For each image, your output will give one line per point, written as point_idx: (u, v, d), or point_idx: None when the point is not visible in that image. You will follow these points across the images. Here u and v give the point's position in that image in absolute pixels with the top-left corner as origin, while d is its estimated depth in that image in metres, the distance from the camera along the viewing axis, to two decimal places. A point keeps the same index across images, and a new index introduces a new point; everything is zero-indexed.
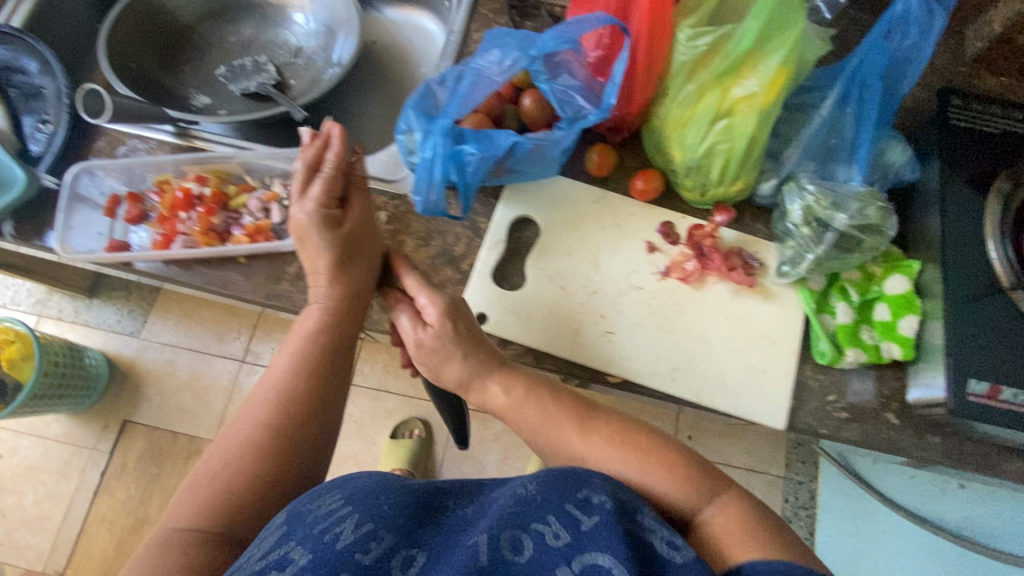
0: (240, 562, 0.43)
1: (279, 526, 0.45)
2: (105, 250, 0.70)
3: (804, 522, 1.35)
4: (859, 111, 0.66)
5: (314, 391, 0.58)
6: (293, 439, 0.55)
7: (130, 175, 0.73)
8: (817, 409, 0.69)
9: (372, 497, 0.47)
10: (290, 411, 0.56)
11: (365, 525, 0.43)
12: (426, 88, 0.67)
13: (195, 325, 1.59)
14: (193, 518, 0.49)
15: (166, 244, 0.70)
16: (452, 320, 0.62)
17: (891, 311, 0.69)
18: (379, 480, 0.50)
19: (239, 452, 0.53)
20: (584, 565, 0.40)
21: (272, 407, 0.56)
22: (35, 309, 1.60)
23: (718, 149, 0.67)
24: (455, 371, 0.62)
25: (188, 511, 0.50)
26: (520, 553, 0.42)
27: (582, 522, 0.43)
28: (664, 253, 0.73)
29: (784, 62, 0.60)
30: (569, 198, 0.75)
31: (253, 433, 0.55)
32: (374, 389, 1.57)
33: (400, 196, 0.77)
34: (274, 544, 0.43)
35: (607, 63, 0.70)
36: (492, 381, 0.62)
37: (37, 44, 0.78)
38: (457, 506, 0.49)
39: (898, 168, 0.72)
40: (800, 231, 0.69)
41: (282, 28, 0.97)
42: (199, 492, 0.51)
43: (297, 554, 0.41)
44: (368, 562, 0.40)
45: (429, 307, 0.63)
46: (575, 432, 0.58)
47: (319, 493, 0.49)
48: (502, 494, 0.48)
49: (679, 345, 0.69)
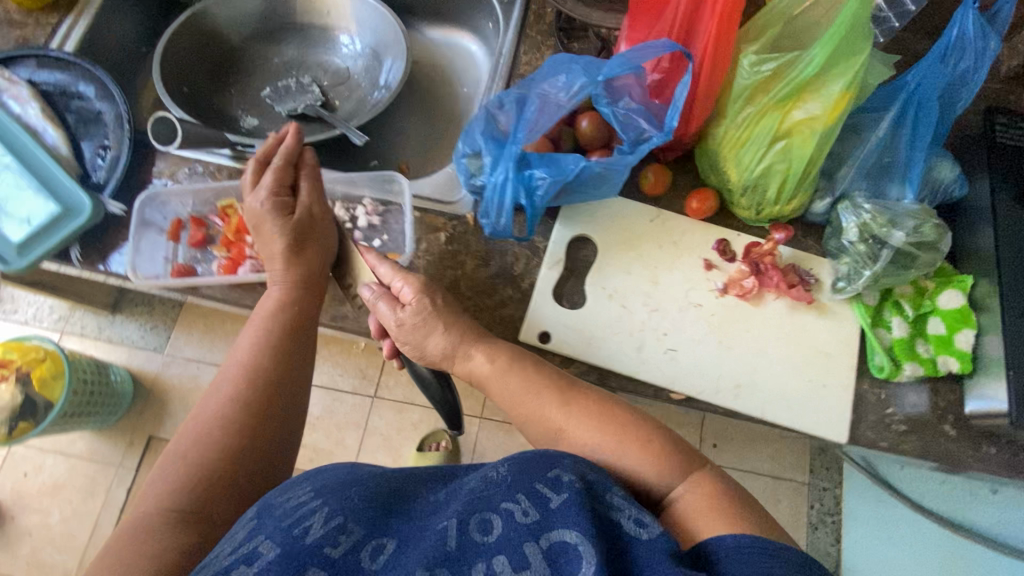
0: (211, 557, 0.45)
1: (249, 520, 0.47)
2: (172, 275, 0.70)
3: (829, 528, 1.39)
4: (913, 131, 0.69)
5: (271, 374, 0.61)
6: (250, 421, 0.58)
7: (195, 199, 0.74)
8: (876, 422, 0.70)
9: (340, 488, 0.48)
10: (251, 394, 0.59)
11: (334, 517, 0.45)
12: (488, 113, 0.70)
13: (219, 339, 1.56)
14: (169, 501, 0.52)
15: (234, 268, 0.71)
16: (430, 295, 0.64)
17: (946, 325, 0.71)
18: (347, 472, 0.52)
19: (204, 441, 0.56)
20: (552, 544, 0.41)
21: (234, 396, 0.59)
22: (58, 326, 1.55)
23: (776, 169, 0.69)
24: (441, 339, 0.63)
25: (166, 496, 0.52)
26: (488, 533, 0.43)
27: (551, 500, 0.43)
28: (722, 270, 0.74)
29: (847, 86, 0.62)
30: (625, 217, 0.76)
31: (220, 419, 0.57)
32: (399, 402, 1.55)
33: (458, 217, 0.77)
34: (247, 536, 0.45)
35: (666, 86, 0.71)
36: (475, 346, 0.63)
37: (96, 69, 0.79)
38: (426, 489, 0.51)
39: (948, 183, 0.74)
40: (855, 248, 0.71)
41: (327, 50, 0.99)
42: (176, 481, 0.53)
43: (266, 548, 0.43)
44: (336, 555, 0.42)
45: (405, 288, 0.64)
46: (554, 405, 0.58)
47: (287, 486, 0.50)
48: (471, 475, 0.50)
49: (740, 361, 0.70)
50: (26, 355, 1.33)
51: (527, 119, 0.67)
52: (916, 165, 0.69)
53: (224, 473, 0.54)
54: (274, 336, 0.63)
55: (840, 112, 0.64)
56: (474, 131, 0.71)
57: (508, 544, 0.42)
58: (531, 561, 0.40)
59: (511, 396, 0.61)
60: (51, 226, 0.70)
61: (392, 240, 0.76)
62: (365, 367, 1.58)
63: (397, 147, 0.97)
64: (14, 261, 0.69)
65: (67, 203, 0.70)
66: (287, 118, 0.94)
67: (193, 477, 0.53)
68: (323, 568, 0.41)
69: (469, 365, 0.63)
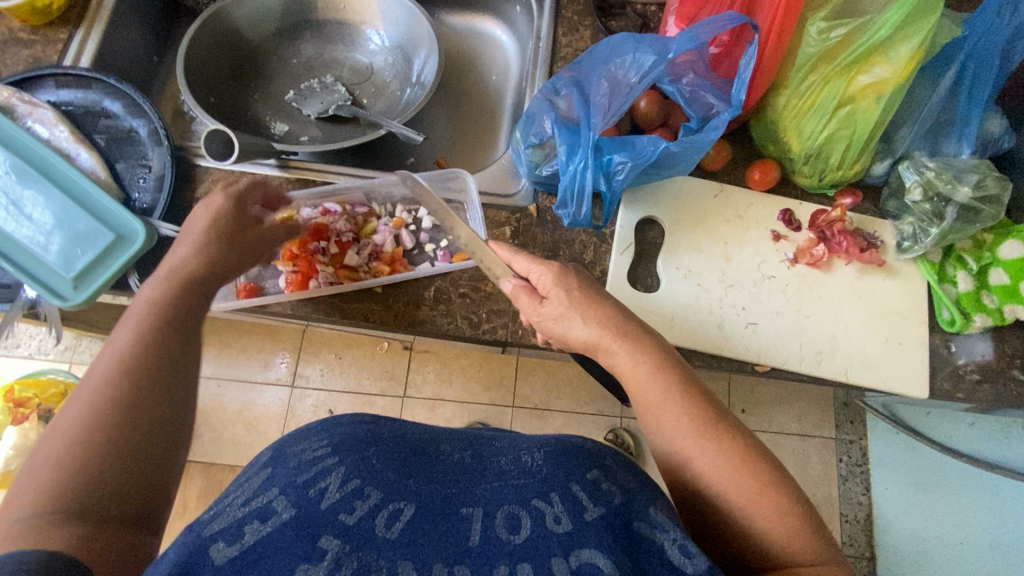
0: (214, 510, 0.39)
1: (261, 468, 0.44)
2: (241, 297, 0.70)
3: (858, 479, 1.34)
4: (972, 89, 0.69)
5: (180, 334, 0.48)
6: (159, 381, 0.45)
7: None
8: (950, 373, 0.71)
9: (359, 448, 0.46)
10: (149, 355, 0.45)
11: (352, 481, 0.42)
12: (546, 102, 0.71)
13: (236, 353, 1.38)
14: (43, 506, 0.37)
15: (304, 283, 0.70)
16: (568, 283, 0.58)
17: (1009, 275, 0.71)
18: (366, 432, 0.49)
19: (83, 426, 0.41)
20: (582, 564, 0.37)
21: (124, 359, 0.44)
22: (66, 356, 1.36)
23: (840, 136, 0.69)
24: (581, 331, 0.57)
25: (38, 494, 0.38)
26: (516, 534, 0.40)
27: (586, 512, 0.41)
28: (790, 240, 0.75)
29: (918, 47, 0.63)
30: (689, 196, 0.76)
31: (103, 389, 0.43)
32: (430, 398, 1.39)
33: (520, 210, 0.75)
34: (256, 492, 0.40)
35: (726, 58, 0.71)
36: (617, 344, 0.55)
37: (122, 84, 0.75)
38: (445, 453, 0.50)
39: (996, 137, 0.74)
40: (920, 206, 0.72)
41: (350, 47, 0.95)
42: (48, 475, 0.39)
43: (281, 506, 0.38)
44: (352, 522, 0.38)
45: (543, 277, 0.59)
46: (688, 430, 0.50)
47: (303, 436, 0.48)
48: (500, 458, 0.49)
49: (820, 328, 0.72)
50: (46, 392, 1.19)
51: (596, 103, 0.67)
52: (971, 122, 0.71)
53: (116, 458, 0.40)
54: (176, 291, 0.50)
55: (907, 73, 0.65)
56: (540, 120, 0.71)
57: (534, 551, 0.38)
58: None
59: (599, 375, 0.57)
60: (102, 256, 0.67)
61: (458, 238, 0.75)
62: (391, 368, 1.41)
63: (431, 143, 0.93)
64: (72, 296, 0.66)
65: (120, 230, 0.67)
66: (318, 122, 0.91)
67: (69, 472, 0.39)
68: (338, 536, 0.37)
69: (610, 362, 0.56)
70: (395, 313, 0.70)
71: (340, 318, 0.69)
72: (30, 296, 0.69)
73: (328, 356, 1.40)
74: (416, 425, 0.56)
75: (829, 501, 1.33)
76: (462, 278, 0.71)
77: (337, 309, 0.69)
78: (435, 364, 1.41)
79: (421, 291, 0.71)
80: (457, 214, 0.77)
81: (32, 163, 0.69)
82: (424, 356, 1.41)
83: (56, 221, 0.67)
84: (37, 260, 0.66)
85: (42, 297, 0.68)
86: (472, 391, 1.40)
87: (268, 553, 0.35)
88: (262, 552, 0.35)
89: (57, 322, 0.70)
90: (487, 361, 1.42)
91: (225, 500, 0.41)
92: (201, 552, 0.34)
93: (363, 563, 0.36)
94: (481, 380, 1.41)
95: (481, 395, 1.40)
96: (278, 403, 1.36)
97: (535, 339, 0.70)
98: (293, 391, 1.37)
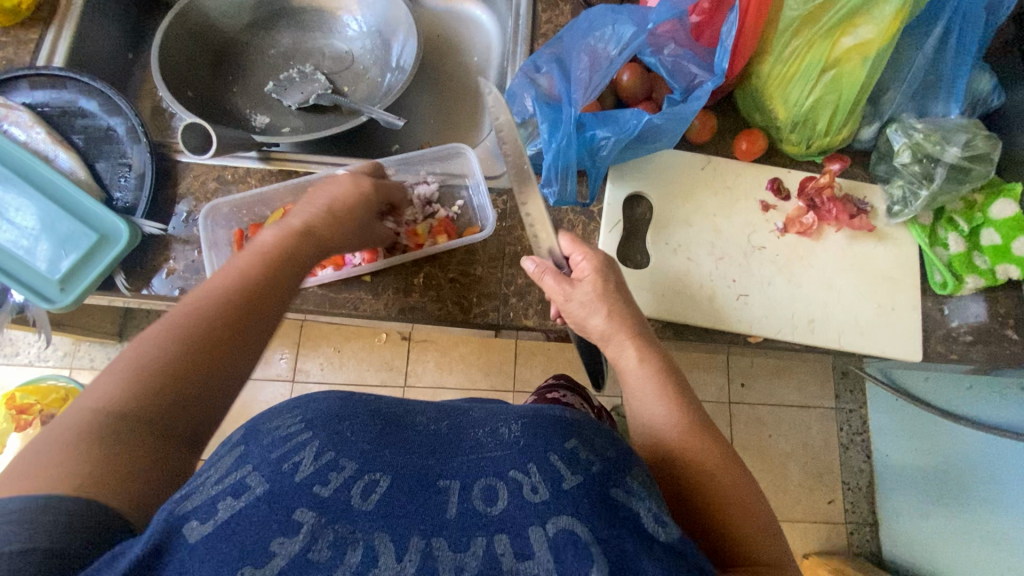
0: (194, 486, 0.37)
1: (233, 446, 0.41)
2: None
3: (859, 447, 1.38)
4: (959, 45, 0.69)
5: (286, 284, 0.51)
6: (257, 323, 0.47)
7: (253, 211, 0.73)
8: (944, 336, 0.71)
9: (333, 422, 0.44)
10: (265, 294, 0.49)
11: (326, 454, 0.41)
12: (528, 80, 0.71)
13: None
14: (125, 400, 0.40)
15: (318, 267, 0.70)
16: (607, 275, 0.61)
17: (1001, 234, 0.70)
18: (340, 404, 0.46)
19: (183, 341, 0.43)
20: (559, 532, 0.37)
21: (239, 288, 0.48)
22: (65, 362, 1.35)
23: (826, 101, 0.69)
24: (599, 321, 0.59)
25: (120, 385, 0.40)
26: (493, 506, 0.39)
27: (565, 481, 0.40)
28: (779, 210, 0.74)
29: (903, 4, 0.61)
30: (676, 168, 0.75)
31: (204, 313, 0.45)
32: (432, 387, 1.39)
33: (506, 191, 0.75)
34: (230, 468, 0.39)
35: (709, 26, 0.69)
36: (629, 340, 0.58)
37: (96, 82, 0.74)
38: (421, 424, 0.48)
39: (985, 95, 0.73)
40: (909, 169, 0.71)
41: (328, 34, 0.93)
42: (131, 372, 0.41)
43: (253, 481, 0.37)
44: (326, 494, 0.38)
45: (583, 263, 0.61)
46: (680, 422, 0.53)
47: (277, 412, 0.45)
48: (477, 428, 0.48)
49: (810, 297, 0.71)
50: (47, 398, 1.18)
51: (578, 78, 0.68)
52: (960, 82, 0.70)
53: (169, 392, 0.41)
54: (303, 240, 0.55)
55: (893, 33, 0.64)
56: (522, 99, 0.71)
57: (512, 523, 0.38)
58: (534, 550, 0.36)
59: (627, 396, 0.58)
60: (88, 256, 0.66)
61: (464, 214, 0.77)
62: (390, 359, 1.40)
63: (416, 128, 0.92)
64: (59, 299, 0.65)
65: (103, 230, 0.67)
66: (299, 112, 0.89)
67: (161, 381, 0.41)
68: (312, 508, 0.37)
69: (615, 336, 0.59)
70: (386, 302, 0.70)
71: (330, 309, 0.69)
72: (17, 300, 0.69)
73: (327, 350, 1.40)
74: (391, 397, 0.53)
75: (831, 469, 1.37)
76: (450, 263, 0.71)
77: (327, 300, 0.69)
78: (434, 353, 1.41)
79: (411, 276, 0.71)
80: (458, 187, 0.78)
81: (10, 164, 0.68)
82: (423, 346, 1.42)
83: (38, 224, 0.67)
84: (20, 264, 0.66)
85: (30, 300, 0.68)
86: (473, 377, 1.40)
87: (242, 527, 0.34)
88: (235, 528, 0.34)
89: (47, 325, 0.70)
90: (485, 347, 1.42)
91: (194, 479, 0.39)
92: (174, 533, 0.33)
93: (339, 536, 0.36)
94: (481, 367, 1.41)
95: (481, 381, 1.40)
96: (279, 398, 1.37)
97: (526, 321, 0.69)
98: (295, 386, 1.37)
